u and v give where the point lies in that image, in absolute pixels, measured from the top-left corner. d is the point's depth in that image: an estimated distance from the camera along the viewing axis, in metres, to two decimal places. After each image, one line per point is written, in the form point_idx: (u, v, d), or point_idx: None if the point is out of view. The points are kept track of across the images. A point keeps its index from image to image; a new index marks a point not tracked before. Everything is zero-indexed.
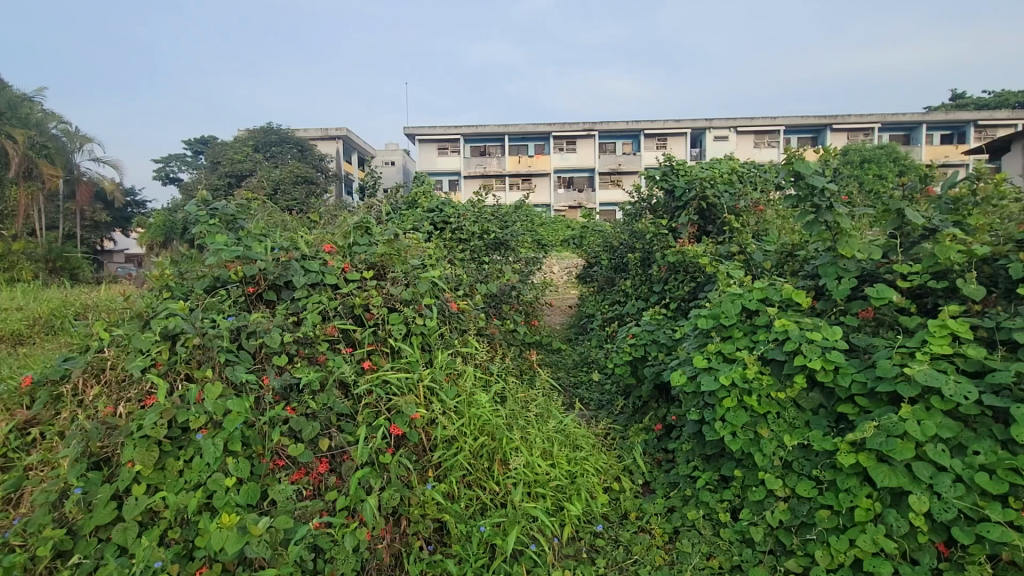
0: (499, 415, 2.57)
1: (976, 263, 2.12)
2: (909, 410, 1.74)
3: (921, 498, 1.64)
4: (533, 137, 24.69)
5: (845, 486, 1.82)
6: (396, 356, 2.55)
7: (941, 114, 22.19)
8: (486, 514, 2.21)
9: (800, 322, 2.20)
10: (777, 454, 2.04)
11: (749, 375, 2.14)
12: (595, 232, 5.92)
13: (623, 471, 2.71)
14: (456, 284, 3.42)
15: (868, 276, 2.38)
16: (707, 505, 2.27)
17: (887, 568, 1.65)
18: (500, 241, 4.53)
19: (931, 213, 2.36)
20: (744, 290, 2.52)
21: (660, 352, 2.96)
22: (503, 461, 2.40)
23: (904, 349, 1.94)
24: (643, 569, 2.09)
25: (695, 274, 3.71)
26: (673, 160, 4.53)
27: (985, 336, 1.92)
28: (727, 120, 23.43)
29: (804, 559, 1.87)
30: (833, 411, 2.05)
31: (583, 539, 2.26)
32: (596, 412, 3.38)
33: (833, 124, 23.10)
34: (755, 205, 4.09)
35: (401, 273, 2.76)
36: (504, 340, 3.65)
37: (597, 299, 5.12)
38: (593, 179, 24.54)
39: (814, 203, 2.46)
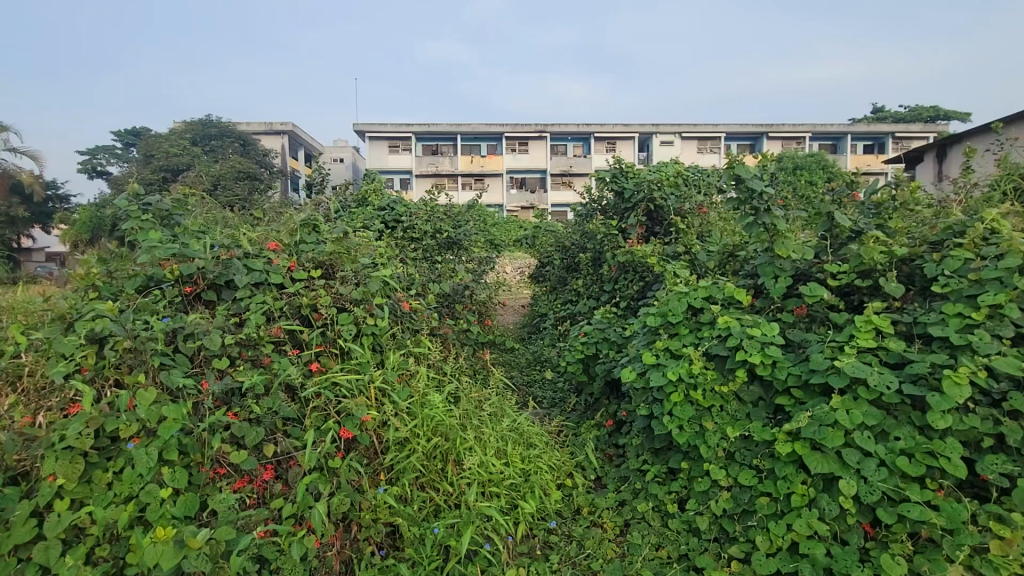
0: (452, 415, 2.54)
1: (897, 263, 2.29)
2: (839, 400, 1.86)
3: (850, 483, 1.75)
4: (485, 137, 24.70)
5: (782, 474, 1.92)
6: (346, 357, 2.48)
7: (865, 126, 23.89)
8: (440, 516, 2.19)
9: (741, 319, 2.32)
10: (720, 445, 2.13)
11: (694, 370, 2.22)
12: (547, 232, 5.98)
13: (575, 467, 2.75)
14: (408, 283, 3.36)
15: (802, 275, 2.53)
16: (655, 497, 2.34)
17: (820, 549, 1.76)
18: (453, 241, 4.50)
19: (858, 216, 2.53)
20: (689, 289, 2.62)
21: (611, 350, 3.03)
22: (457, 461, 2.38)
23: (834, 343, 2.08)
24: (595, 563, 2.13)
25: (643, 273, 3.82)
26: (622, 162, 4.65)
27: (904, 330, 2.08)
28: (672, 126, 24.29)
29: (745, 545, 1.96)
30: (771, 403, 2.16)
31: (537, 536, 2.28)
32: (549, 410, 3.42)
33: (769, 133, 24.44)
34: (699, 208, 4.25)
35: (351, 272, 2.68)
36: (458, 340, 3.63)
37: (550, 298, 5.17)
38: (545, 180, 24.82)
39: (753, 206, 2.59)
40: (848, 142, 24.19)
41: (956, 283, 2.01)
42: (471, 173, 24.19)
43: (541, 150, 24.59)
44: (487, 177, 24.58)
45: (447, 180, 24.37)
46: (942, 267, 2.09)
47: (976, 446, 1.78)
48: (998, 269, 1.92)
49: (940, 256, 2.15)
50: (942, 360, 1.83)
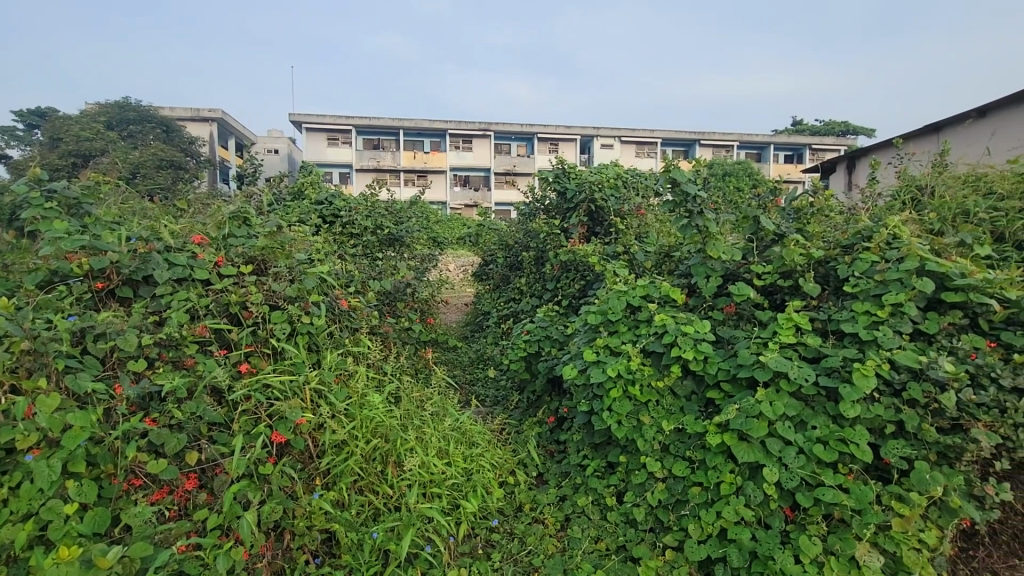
0: (393, 416, 2.50)
1: (814, 264, 2.47)
2: (764, 393, 1.98)
3: (772, 470, 1.86)
4: (429, 133, 24.35)
5: (713, 464, 2.01)
6: (279, 357, 2.36)
7: (786, 138, 25.67)
8: (379, 520, 2.14)
9: (676, 317, 2.42)
10: (656, 438, 2.21)
11: (632, 366, 2.29)
12: (489, 230, 5.98)
13: (518, 465, 2.76)
14: (346, 280, 3.26)
15: (731, 275, 2.67)
16: (595, 491, 2.39)
17: (746, 534, 1.86)
18: (394, 237, 4.42)
19: (781, 221, 2.71)
20: (628, 288, 2.70)
21: (553, 348, 3.07)
22: (397, 463, 2.33)
23: (759, 339, 2.21)
24: (536, 559, 2.14)
25: (584, 272, 3.90)
26: (564, 163, 4.74)
27: (820, 327, 2.24)
28: (613, 130, 25.01)
29: (678, 534, 2.04)
30: (703, 396, 2.27)
31: (478, 535, 2.27)
32: (492, 408, 3.42)
33: (701, 140, 25.77)
34: (638, 209, 4.39)
35: (285, 268, 2.54)
36: (399, 339, 3.55)
37: (493, 297, 5.17)
38: (488, 178, 24.83)
39: (687, 208, 2.71)
40: (771, 152, 25.90)
41: (865, 284, 2.19)
42: (414, 168, 23.78)
43: (484, 148, 24.58)
44: (430, 174, 24.24)
45: (388, 175, 23.82)
46: (853, 268, 2.27)
47: (880, 433, 1.95)
48: (901, 271, 2.11)
49: (851, 258, 2.34)
50: (853, 354, 1.99)
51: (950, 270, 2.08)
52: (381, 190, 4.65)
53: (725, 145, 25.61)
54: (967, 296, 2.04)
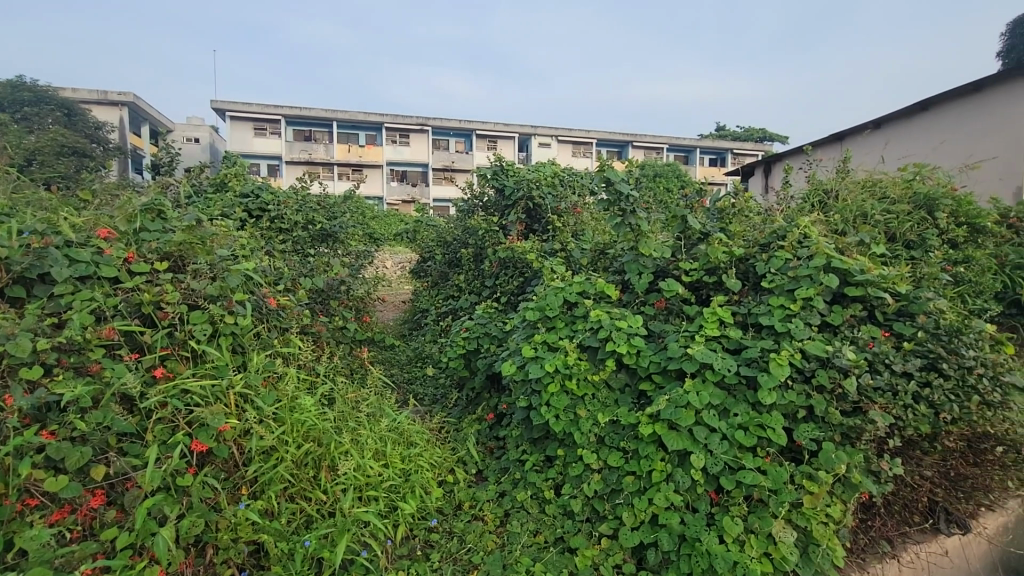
0: (325, 419, 2.42)
1: (736, 261, 2.62)
2: (692, 383, 2.08)
3: (699, 456, 1.97)
4: (364, 126, 23.60)
5: (645, 453, 2.09)
6: (199, 360, 2.20)
7: (711, 142, 27.18)
8: (312, 527, 2.07)
9: (610, 313, 2.50)
10: (592, 430, 2.27)
11: (570, 361, 2.34)
12: (427, 226, 5.90)
13: (457, 462, 2.74)
14: (275, 277, 3.11)
15: (661, 271, 2.79)
16: (534, 485, 2.42)
17: (676, 518, 1.95)
18: (327, 232, 4.26)
19: (706, 220, 2.87)
20: (565, 284, 2.76)
21: (492, 344, 3.07)
22: (331, 467, 2.26)
23: (687, 333, 2.33)
24: (476, 557, 2.14)
25: (523, 269, 3.94)
26: (503, 160, 4.78)
27: (741, 320, 2.39)
28: (550, 129, 25.42)
29: (614, 522, 2.10)
30: (635, 388, 2.36)
31: (417, 536, 2.24)
32: (430, 407, 3.38)
33: (634, 142, 26.72)
34: (574, 207, 4.48)
35: (205, 264, 2.36)
36: (332, 338, 3.42)
37: (431, 294, 5.10)
38: (426, 173, 24.45)
39: (620, 207, 2.83)
40: (697, 155, 27.32)
41: (780, 279, 2.36)
42: (348, 161, 22.97)
43: (422, 144, 24.19)
44: (365, 168, 23.52)
45: (321, 168, 22.86)
46: (769, 265, 2.44)
47: (793, 417, 2.11)
48: (810, 268, 2.29)
49: (768, 256, 2.50)
50: (770, 345, 2.14)
51: (852, 266, 2.28)
52: (313, 183, 4.46)
53: (656, 148, 26.71)
54: (866, 291, 2.25)
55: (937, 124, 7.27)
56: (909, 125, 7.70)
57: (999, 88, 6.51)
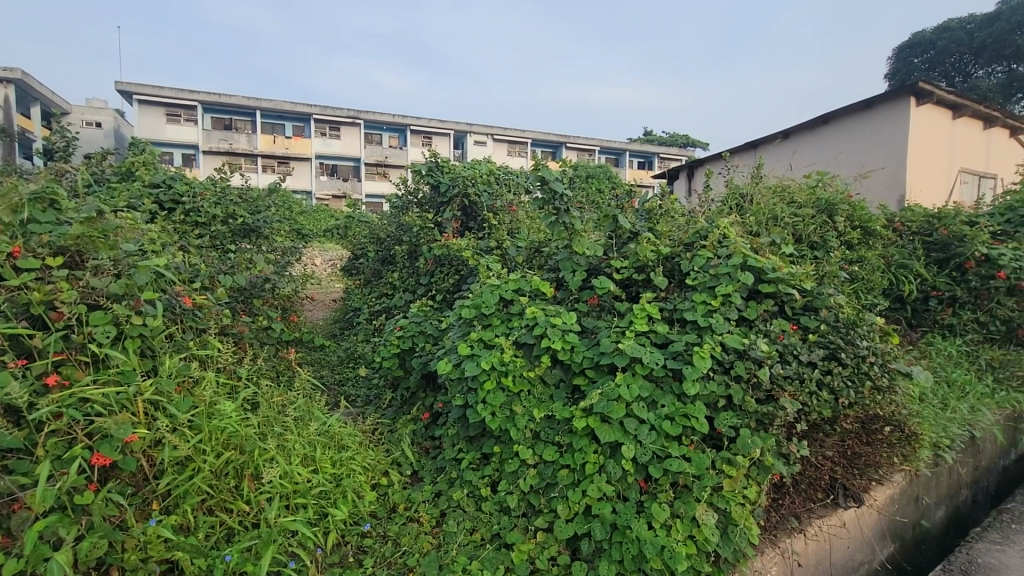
0: (248, 425, 2.30)
1: (662, 260, 2.75)
2: (622, 377, 2.16)
3: (629, 446, 2.04)
4: (291, 116, 22.47)
5: (578, 446, 2.15)
6: (101, 365, 1.99)
7: (640, 146, 28.32)
8: (233, 541, 1.96)
9: (545, 310, 2.54)
10: (528, 426, 2.29)
11: (505, 358, 2.35)
12: (359, 222, 5.72)
13: (391, 465, 2.68)
14: (190, 274, 2.89)
15: (594, 269, 2.87)
16: (470, 484, 2.42)
17: (608, 508, 2.01)
18: (250, 227, 4.02)
19: (635, 220, 2.99)
20: (501, 282, 2.78)
21: (427, 343, 3.02)
22: (255, 476, 2.15)
23: (618, 328, 2.41)
24: (411, 559, 2.09)
25: (458, 267, 3.92)
26: (438, 157, 4.73)
27: (668, 316, 2.50)
28: (486, 127, 25.44)
29: (549, 515, 2.14)
30: (570, 383, 2.41)
31: (349, 543, 2.16)
32: (363, 408, 3.28)
33: (567, 143, 27.33)
34: (510, 205, 4.51)
35: (108, 260, 2.15)
36: (256, 339, 3.23)
37: (363, 292, 4.95)
38: (358, 168, 23.68)
39: (554, 206, 2.92)
40: (627, 158, 28.39)
41: (703, 277, 2.49)
42: (273, 153, 21.77)
43: (353, 137, 23.38)
44: (292, 160, 22.40)
45: (243, 159, 21.51)
46: (693, 264, 2.57)
47: (715, 406, 2.23)
48: (729, 266, 2.44)
49: (692, 255, 2.64)
50: (693, 339, 2.26)
51: (765, 265, 2.46)
52: (235, 174, 4.19)
53: (589, 150, 27.46)
54: (777, 287, 2.44)
55: (835, 136, 7.99)
56: (813, 136, 8.40)
57: (888, 107, 7.26)
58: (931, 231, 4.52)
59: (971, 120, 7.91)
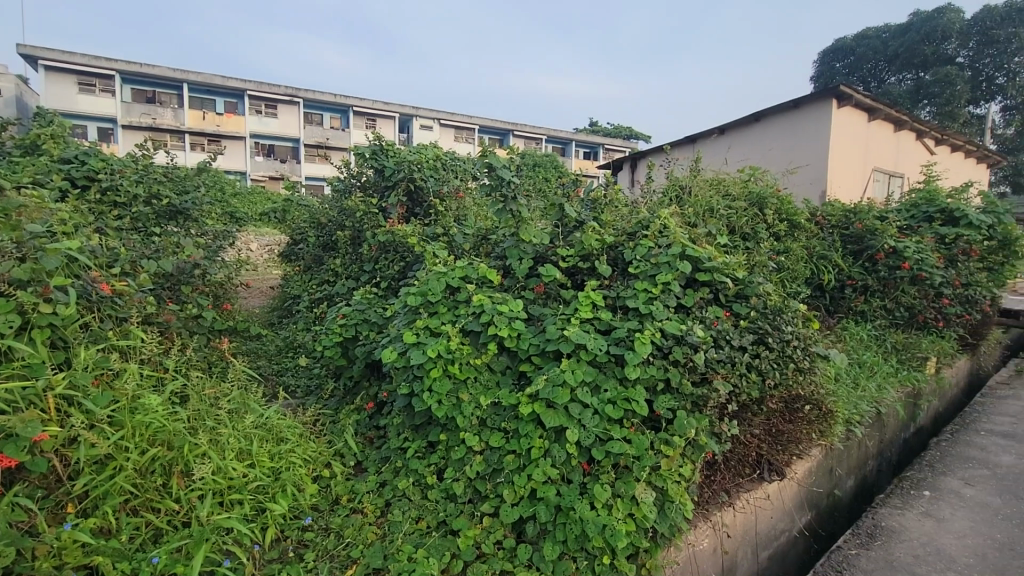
0: (177, 420, 2.17)
1: (606, 249, 2.81)
2: (567, 363, 2.20)
3: (573, 431, 2.09)
4: (222, 91, 21.01)
5: (524, 431, 2.18)
6: (4, 358, 1.81)
7: (586, 136, 28.71)
8: (162, 541, 1.85)
9: (492, 297, 2.54)
10: (474, 414, 2.30)
11: (452, 346, 2.34)
12: (299, 206, 5.47)
13: (334, 456, 2.62)
14: (109, 258, 2.67)
15: (541, 257, 2.89)
16: (416, 472, 2.39)
17: (552, 491, 2.06)
18: (177, 209, 3.75)
19: (581, 209, 3.03)
20: (447, 269, 2.74)
21: (371, 331, 2.95)
22: (185, 473, 2.03)
23: (563, 316, 2.45)
24: (355, 551, 2.05)
25: (403, 253, 3.84)
26: (382, 140, 4.58)
27: (611, 303, 2.57)
28: (432, 111, 24.94)
29: (495, 501, 2.16)
30: (516, 370, 2.43)
31: (289, 538, 2.10)
32: (303, 399, 3.18)
33: (514, 131, 27.28)
34: (456, 191, 4.46)
35: (10, 242, 1.94)
36: (185, 329, 3.03)
37: (303, 279, 4.75)
38: (297, 149, 22.59)
39: (502, 194, 2.91)
40: (573, 148, 28.73)
41: (644, 265, 2.57)
42: (203, 130, 20.35)
43: (291, 116, 22.25)
44: (224, 139, 21.04)
45: (168, 135, 19.99)
46: (635, 253, 2.65)
47: (654, 390, 2.32)
48: (670, 255, 2.53)
49: (634, 244, 2.72)
50: (635, 326, 2.33)
51: (702, 254, 2.57)
52: (159, 152, 3.88)
53: (536, 138, 27.52)
54: (712, 276, 2.55)
55: (767, 133, 8.40)
56: (747, 132, 8.81)
57: (814, 107, 7.72)
58: (849, 224, 4.89)
59: (884, 123, 8.57)
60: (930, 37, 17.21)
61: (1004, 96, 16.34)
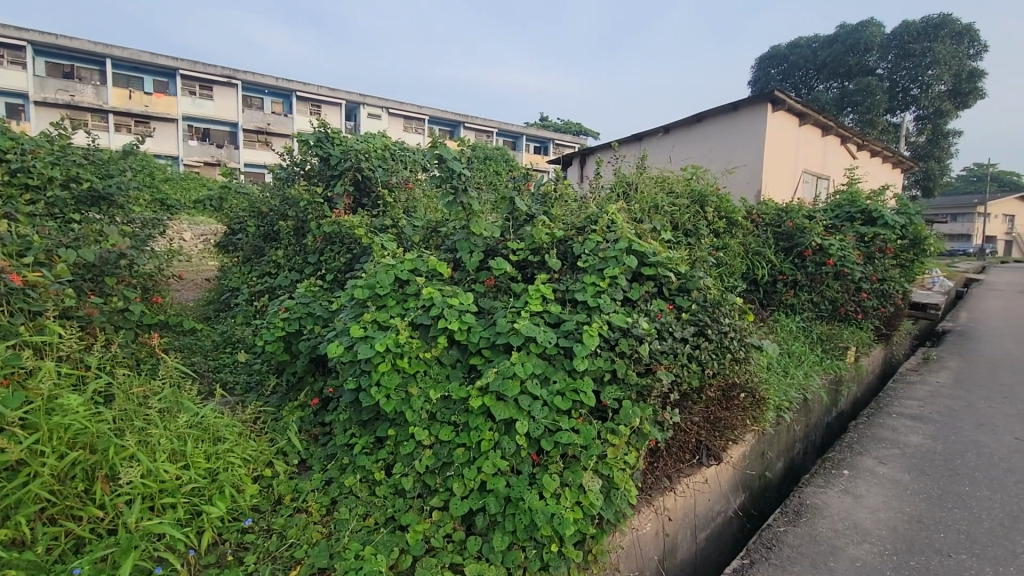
0: (101, 420, 2.03)
1: (556, 243, 2.85)
2: (517, 356, 2.22)
3: (523, 422, 2.11)
4: (149, 69, 19.49)
5: (474, 424, 2.18)
6: None
7: (536, 131, 28.88)
8: (84, 551, 1.73)
9: (442, 290, 2.52)
10: (424, 407, 2.27)
11: (401, 340, 2.30)
12: (238, 193, 5.20)
13: (276, 455, 2.52)
14: (20, 247, 2.44)
15: (491, 250, 2.89)
16: (363, 468, 2.35)
17: (502, 483, 2.07)
18: (100, 195, 3.47)
19: (531, 203, 3.06)
20: (396, 262, 2.70)
21: (316, 325, 2.85)
22: (110, 477, 1.90)
23: (514, 309, 2.47)
24: (299, 551, 1.99)
25: (350, 245, 3.75)
26: (327, 127, 4.42)
27: (561, 296, 2.61)
28: (381, 99, 24.30)
29: (444, 494, 2.15)
30: (466, 363, 2.43)
31: (227, 541, 2.01)
32: (242, 396, 3.04)
33: (465, 123, 27.05)
34: (405, 182, 4.38)
35: None
36: (109, 323, 2.82)
37: (242, 271, 4.53)
38: (235, 133, 21.41)
39: (452, 185, 2.89)
40: (524, 142, 28.85)
41: (592, 260, 2.63)
42: (128, 110, 18.90)
43: (228, 99, 21.04)
44: (153, 120, 19.60)
45: (88, 114, 18.43)
46: (584, 247, 2.70)
47: (601, 381, 2.38)
48: (617, 250, 2.60)
49: (583, 238, 2.77)
50: (583, 318, 2.38)
51: (647, 250, 2.66)
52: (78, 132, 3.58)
53: (486, 131, 27.39)
54: (657, 270, 2.65)
55: (709, 134, 8.76)
56: (690, 132, 9.14)
57: (751, 111, 8.11)
58: (781, 222, 5.19)
59: (813, 128, 9.14)
60: (854, 49, 18.47)
61: (917, 107, 17.80)
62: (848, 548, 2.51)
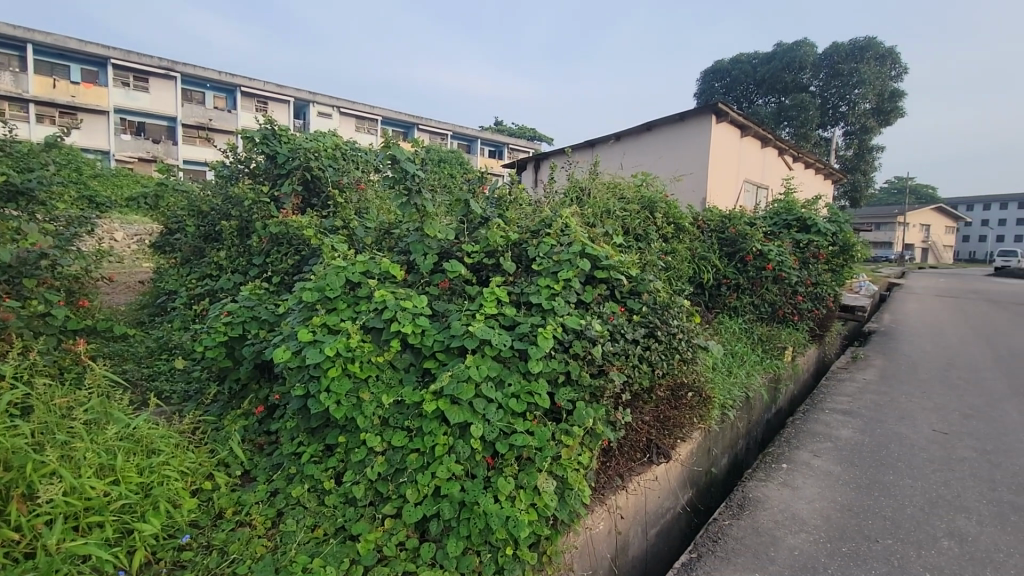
0: (17, 435, 1.86)
1: (511, 246, 2.86)
2: (472, 359, 2.21)
3: (477, 425, 2.10)
4: (76, 57, 18.19)
5: (428, 429, 2.15)
6: None
7: (491, 135, 28.94)
8: None
9: (395, 293, 2.48)
10: (376, 413, 2.22)
11: (352, 344, 2.25)
12: (175, 191, 4.92)
13: (217, 466, 2.40)
14: None
15: (445, 253, 2.87)
16: (311, 477, 2.27)
17: (456, 487, 2.05)
18: (17, 190, 3.19)
19: (486, 206, 3.05)
20: (347, 263, 2.63)
21: (261, 329, 2.74)
22: (27, 496, 1.75)
23: (468, 312, 2.46)
24: (242, 567, 1.89)
25: (298, 247, 3.62)
26: (274, 124, 4.25)
27: (516, 299, 2.62)
28: (331, 98, 23.66)
29: (397, 501, 2.10)
30: (420, 367, 2.39)
31: (161, 560, 1.89)
32: (179, 406, 2.88)
33: (419, 125, 26.75)
34: (357, 183, 4.28)
35: None
36: (27, 329, 2.60)
37: (180, 274, 4.28)
38: (173, 128, 20.28)
39: (406, 186, 2.85)
40: (478, 146, 28.84)
41: (547, 262, 2.66)
42: (52, 99, 17.53)
43: (166, 92, 19.91)
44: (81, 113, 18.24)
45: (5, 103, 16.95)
46: (538, 250, 2.73)
47: (556, 382, 2.41)
48: (571, 253, 2.64)
49: (538, 241, 2.80)
50: (538, 321, 2.40)
51: (600, 253, 2.71)
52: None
53: (441, 133, 27.19)
54: (609, 273, 2.70)
55: (657, 142, 9.06)
56: (640, 140, 9.42)
57: (697, 122, 8.45)
58: (725, 228, 5.42)
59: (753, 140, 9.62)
60: (790, 67, 19.61)
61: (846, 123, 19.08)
62: (787, 538, 2.64)
